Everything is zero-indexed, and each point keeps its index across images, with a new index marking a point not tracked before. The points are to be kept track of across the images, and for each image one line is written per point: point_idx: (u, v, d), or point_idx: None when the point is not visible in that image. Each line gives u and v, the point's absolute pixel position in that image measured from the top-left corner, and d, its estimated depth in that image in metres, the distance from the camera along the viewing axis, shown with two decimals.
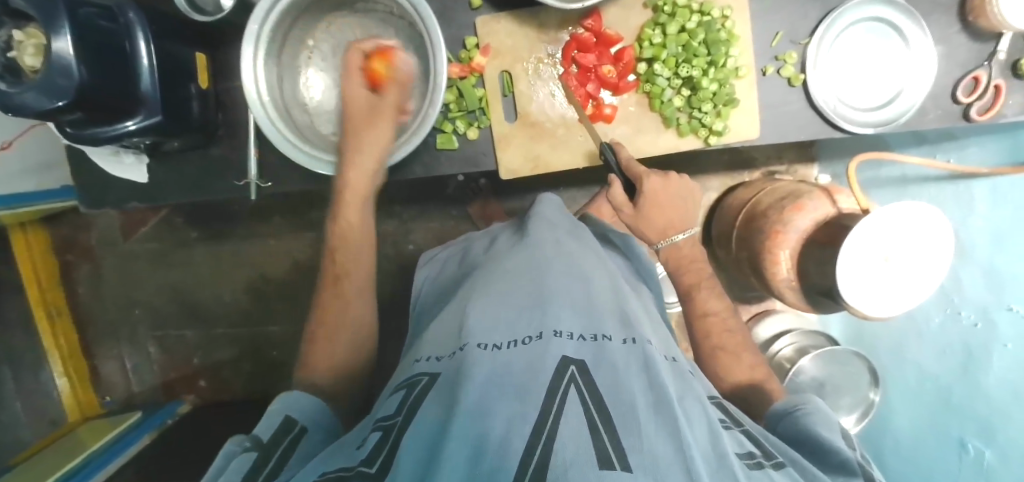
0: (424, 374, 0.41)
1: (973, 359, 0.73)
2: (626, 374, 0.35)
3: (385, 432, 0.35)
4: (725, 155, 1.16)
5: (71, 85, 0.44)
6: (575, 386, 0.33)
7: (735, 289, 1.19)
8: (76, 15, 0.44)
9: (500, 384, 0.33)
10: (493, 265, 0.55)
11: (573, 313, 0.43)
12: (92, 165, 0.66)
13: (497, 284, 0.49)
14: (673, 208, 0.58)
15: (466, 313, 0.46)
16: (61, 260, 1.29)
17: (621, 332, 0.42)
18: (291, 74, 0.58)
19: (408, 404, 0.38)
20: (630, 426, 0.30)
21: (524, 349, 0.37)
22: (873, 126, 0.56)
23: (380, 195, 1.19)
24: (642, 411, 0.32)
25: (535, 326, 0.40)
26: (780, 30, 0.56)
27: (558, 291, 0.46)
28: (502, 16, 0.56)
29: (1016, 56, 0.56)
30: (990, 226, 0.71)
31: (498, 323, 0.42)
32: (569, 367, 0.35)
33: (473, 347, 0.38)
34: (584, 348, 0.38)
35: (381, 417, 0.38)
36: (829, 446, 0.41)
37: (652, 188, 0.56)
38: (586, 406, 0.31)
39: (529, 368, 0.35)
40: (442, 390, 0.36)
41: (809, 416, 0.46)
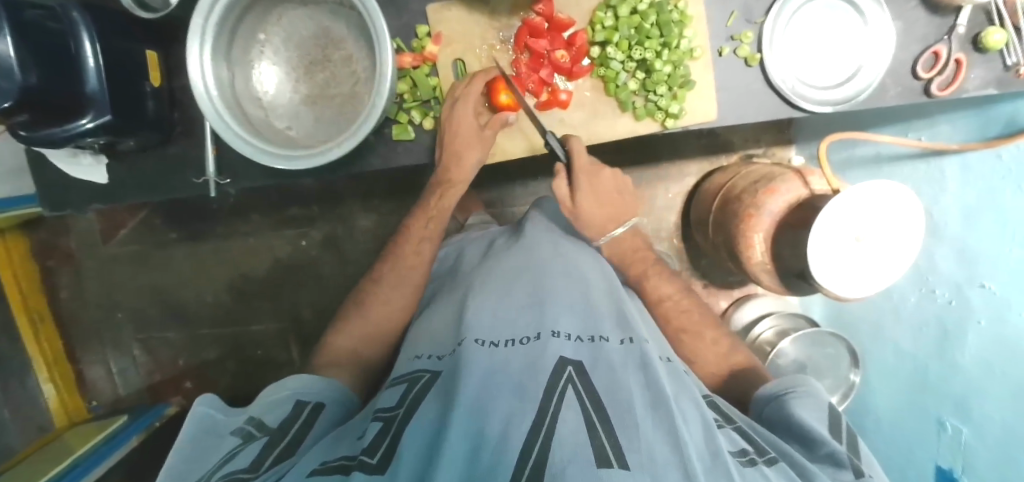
0: (426, 371, 0.45)
1: (949, 338, 0.73)
2: (624, 374, 0.39)
3: (386, 423, 0.39)
4: (702, 141, 1.16)
5: (13, 87, 0.44)
6: (573, 386, 0.37)
7: (717, 274, 1.19)
8: (21, 16, 0.44)
9: (500, 382, 0.37)
10: (491, 266, 0.58)
11: (569, 315, 0.47)
12: (50, 167, 0.65)
13: (497, 283, 0.53)
14: (610, 201, 0.62)
15: (466, 309, 0.51)
16: (42, 266, 1.28)
17: (619, 334, 0.46)
18: (243, 68, 0.57)
19: (409, 398, 0.41)
20: (629, 425, 0.33)
21: (523, 348, 0.42)
22: (832, 105, 0.55)
23: (358, 190, 1.19)
24: (639, 409, 0.35)
25: (534, 326, 0.45)
26: (735, 9, 0.55)
27: (558, 293, 0.50)
28: (452, 4, 0.56)
29: (976, 30, 0.55)
30: (961, 204, 0.70)
31: (500, 324, 0.46)
32: (567, 367, 0.39)
33: (472, 343, 0.43)
34: (580, 349, 0.42)
35: (381, 408, 0.41)
36: (817, 438, 0.41)
37: (591, 181, 0.59)
38: (585, 406, 0.35)
39: (529, 368, 0.39)
40: (444, 386, 0.40)
41: (799, 403, 0.45)
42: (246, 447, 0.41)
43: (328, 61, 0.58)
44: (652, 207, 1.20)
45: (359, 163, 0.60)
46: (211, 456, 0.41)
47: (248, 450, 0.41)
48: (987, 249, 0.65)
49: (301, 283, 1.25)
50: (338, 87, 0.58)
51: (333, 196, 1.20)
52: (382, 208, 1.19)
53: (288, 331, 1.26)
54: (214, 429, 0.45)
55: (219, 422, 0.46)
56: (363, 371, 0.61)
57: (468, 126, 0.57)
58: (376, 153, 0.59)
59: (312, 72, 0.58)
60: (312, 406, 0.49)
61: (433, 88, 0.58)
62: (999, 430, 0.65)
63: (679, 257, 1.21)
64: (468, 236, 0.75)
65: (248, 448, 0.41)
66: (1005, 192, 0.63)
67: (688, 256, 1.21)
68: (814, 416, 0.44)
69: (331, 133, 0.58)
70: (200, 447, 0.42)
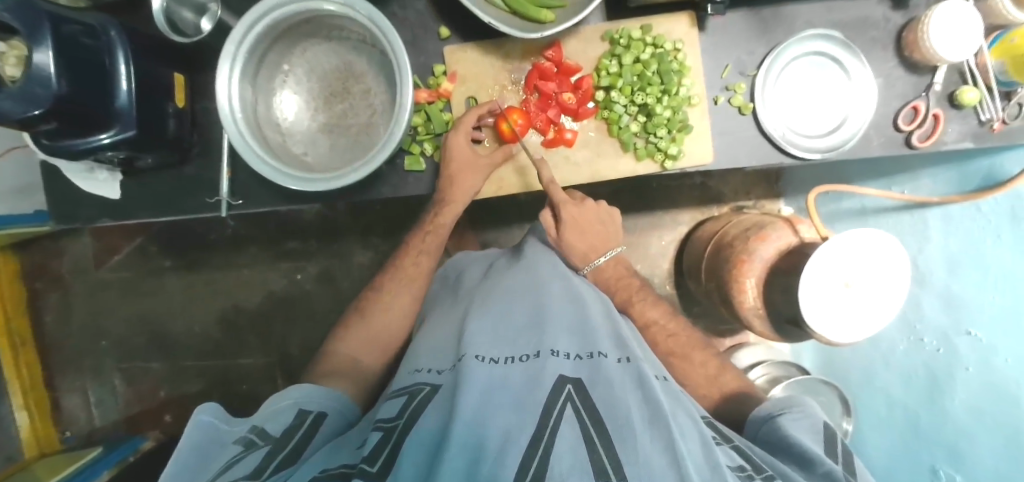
0: (425, 384, 0.45)
1: (938, 383, 0.73)
2: (622, 389, 0.39)
3: (387, 433, 0.39)
4: (693, 191, 1.20)
5: (48, 94, 0.45)
6: (572, 404, 0.37)
7: (708, 321, 1.20)
8: (60, 31, 0.46)
9: (500, 396, 0.38)
10: (493, 285, 0.59)
11: (567, 336, 0.48)
12: (64, 188, 0.66)
13: (498, 301, 0.54)
14: (594, 233, 0.66)
15: (466, 326, 0.51)
16: (30, 288, 1.27)
17: (616, 352, 0.46)
18: (266, 95, 0.60)
19: (409, 409, 0.41)
20: (627, 441, 0.33)
21: (522, 366, 0.43)
22: (820, 152, 0.58)
23: (357, 225, 1.21)
24: (638, 424, 0.36)
25: (534, 346, 0.46)
26: (729, 62, 0.59)
27: (557, 314, 0.51)
28: (468, 46, 0.60)
29: (951, 88, 0.60)
30: (945, 253, 0.73)
31: (500, 342, 0.47)
32: (566, 385, 0.40)
33: (472, 358, 0.43)
34: (578, 367, 0.43)
35: (381, 419, 0.41)
36: (813, 457, 0.41)
37: (575, 215, 0.64)
38: (583, 423, 0.35)
39: (528, 385, 0.39)
40: (444, 399, 0.40)
41: (791, 423, 0.46)
42: (248, 454, 0.40)
43: (347, 93, 0.61)
44: (646, 252, 1.22)
45: (372, 190, 0.62)
46: (212, 466, 0.40)
47: (252, 458, 0.40)
48: (971, 296, 0.67)
49: (294, 315, 1.24)
50: (355, 117, 0.61)
51: (332, 230, 1.22)
52: (380, 244, 1.21)
53: (276, 364, 1.23)
54: (218, 439, 0.43)
55: (221, 431, 0.44)
56: (363, 395, 0.61)
57: (463, 152, 0.59)
58: (388, 181, 0.62)
59: (331, 103, 0.61)
60: (314, 415, 0.49)
61: (445, 123, 0.61)
62: (988, 476, 0.64)
63: (672, 303, 1.22)
64: (468, 254, 0.76)
65: (252, 455, 0.40)
66: (986, 241, 0.66)
67: (682, 303, 1.22)
68: (808, 437, 0.44)
69: (346, 159, 0.60)
70: (202, 459, 0.41)
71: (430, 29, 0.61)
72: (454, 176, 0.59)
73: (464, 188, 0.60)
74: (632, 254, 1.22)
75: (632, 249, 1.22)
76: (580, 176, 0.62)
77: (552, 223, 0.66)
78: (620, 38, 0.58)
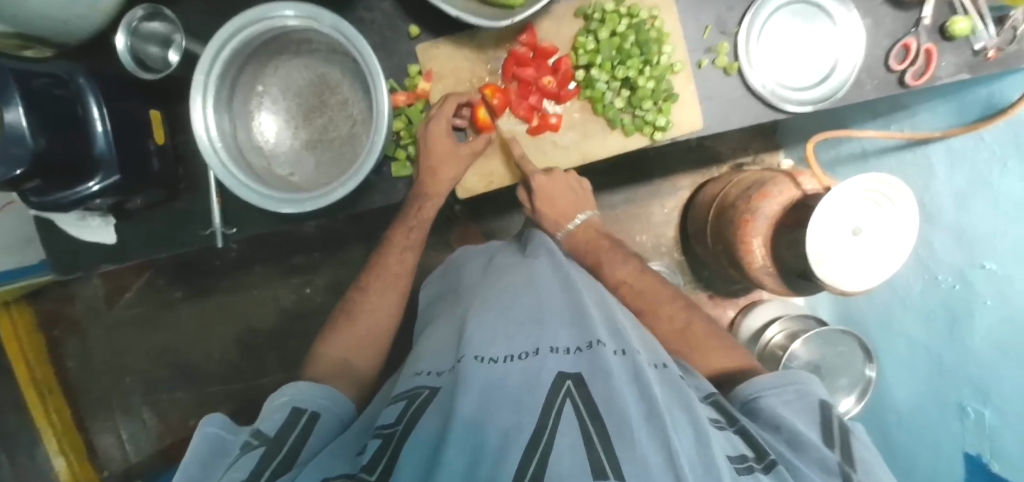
0: (424, 387, 0.45)
1: (957, 322, 0.72)
2: (619, 381, 0.40)
3: (385, 441, 0.39)
4: (690, 154, 1.18)
5: (25, 152, 0.45)
6: (571, 400, 0.38)
7: (721, 283, 1.20)
8: (28, 85, 0.45)
9: (498, 397, 0.38)
10: (491, 282, 0.60)
11: (566, 329, 0.49)
12: (58, 234, 0.66)
13: (494, 299, 0.54)
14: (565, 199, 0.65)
15: (464, 327, 0.52)
16: (48, 335, 1.28)
17: (613, 343, 0.46)
18: (245, 120, 0.59)
19: (408, 414, 0.41)
20: (627, 437, 0.34)
21: (522, 363, 0.43)
22: (812, 103, 0.57)
23: (358, 231, 1.21)
24: (636, 420, 0.35)
25: (532, 342, 0.46)
26: (709, 23, 0.58)
27: (553, 309, 0.52)
28: (441, 42, 0.59)
29: (941, 20, 0.57)
30: (953, 188, 0.72)
31: (497, 338, 0.47)
32: (565, 382, 0.40)
33: (470, 359, 0.44)
34: (577, 361, 0.43)
35: (381, 425, 0.41)
36: (807, 441, 0.41)
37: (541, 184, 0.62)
38: (581, 419, 0.36)
39: (526, 384, 0.40)
40: (443, 402, 0.41)
41: (784, 405, 0.46)
42: (242, 457, 0.40)
43: (324, 107, 0.60)
44: (649, 222, 1.21)
45: (363, 202, 0.62)
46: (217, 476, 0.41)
47: (246, 459, 0.40)
48: (982, 231, 0.66)
49: (308, 330, 1.25)
50: (336, 130, 0.60)
51: (335, 240, 1.22)
52: None
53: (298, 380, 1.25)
54: (221, 448, 0.44)
55: (228, 442, 0.44)
56: None
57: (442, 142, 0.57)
58: (379, 191, 0.62)
59: (310, 117, 0.60)
60: (308, 414, 0.48)
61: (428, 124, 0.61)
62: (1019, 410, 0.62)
63: (681, 270, 1.22)
64: (469, 250, 0.76)
65: (247, 456, 0.40)
66: (991, 170, 0.65)
67: (690, 268, 1.22)
68: (801, 419, 0.44)
69: (332, 174, 0.59)
70: (206, 465, 0.42)
71: (399, 30, 0.59)
72: (429, 166, 0.57)
73: (439, 177, 0.58)
74: (635, 226, 1.21)
75: (634, 221, 1.21)
76: (562, 157, 0.61)
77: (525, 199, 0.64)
78: (593, 13, 0.57)
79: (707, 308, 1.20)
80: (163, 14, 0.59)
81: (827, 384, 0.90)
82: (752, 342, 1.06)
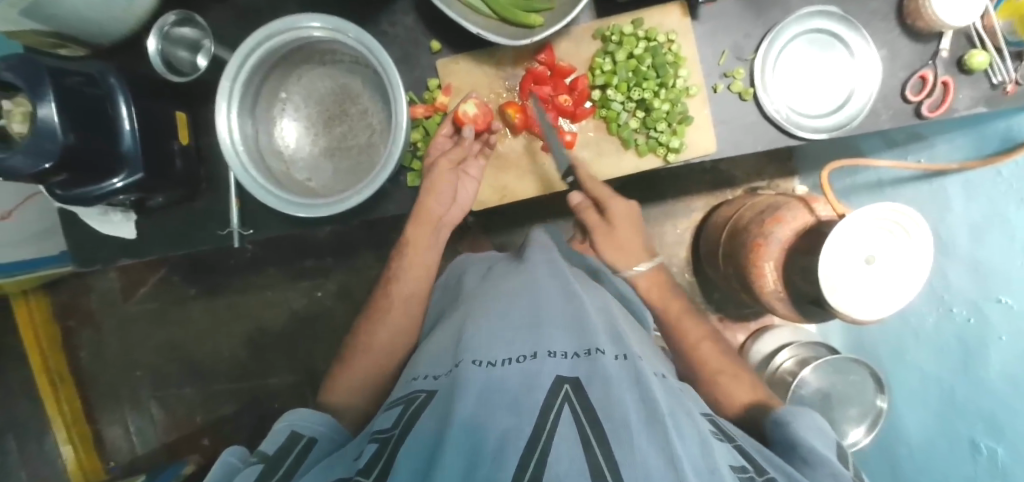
0: (422, 391, 0.46)
1: (971, 355, 0.71)
2: (618, 389, 0.40)
3: (382, 445, 0.40)
4: (703, 177, 1.18)
5: (56, 146, 0.47)
6: (570, 404, 0.38)
7: (731, 307, 1.19)
8: (62, 82, 0.47)
9: (496, 398, 0.39)
10: (492, 285, 0.61)
11: (564, 335, 0.49)
12: (80, 228, 0.68)
13: (496, 303, 0.55)
14: (634, 232, 0.64)
15: (465, 329, 0.52)
16: (63, 326, 1.31)
17: (614, 350, 0.48)
18: (267, 125, 0.60)
19: (405, 419, 0.42)
20: (624, 439, 0.35)
21: (520, 367, 0.43)
22: (827, 131, 0.57)
23: (372, 238, 1.22)
24: (634, 425, 0.36)
25: (531, 347, 0.46)
26: (726, 48, 0.58)
27: (554, 315, 0.52)
28: (460, 57, 0.60)
29: (960, 53, 0.57)
30: (969, 220, 0.71)
31: (496, 342, 0.47)
32: (564, 386, 0.40)
33: (468, 365, 0.44)
34: (575, 366, 0.43)
35: (378, 430, 0.43)
36: (819, 458, 0.42)
37: (612, 204, 0.62)
38: (580, 424, 0.36)
39: (523, 385, 0.40)
40: (440, 403, 0.41)
41: (801, 422, 0.46)
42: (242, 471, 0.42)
43: (344, 116, 0.62)
44: (661, 243, 1.20)
45: (377, 209, 0.63)
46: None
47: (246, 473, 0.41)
48: (999, 265, 0.65)
49: (317, 332, 1.26)
50: (355, 139, 0.61)
51: (348, 246, 1.23)
52: None
53: (304, 383, 1.25)
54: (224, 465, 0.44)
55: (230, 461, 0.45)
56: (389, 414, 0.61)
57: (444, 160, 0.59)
58: (393, 200, 0.63)
59: (330, 126, 0.62)
60: (306, 439, 0.48)
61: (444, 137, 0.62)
62: None
63: (691, 292, 1.21)
64: (471, 257, 0.76)
65: (248, 470, 0.42)
66: (1009, 205, 0.64)
67: (700, 291, 1.21)
68: (816, 439, 0.45)
69: (350, 182, 0.61)
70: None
71: (421, 44, 0.61)
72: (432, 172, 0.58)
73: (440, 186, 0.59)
74: None
75: None
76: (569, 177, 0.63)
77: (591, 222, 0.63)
78: (611, 34, 0.58)
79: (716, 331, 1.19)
80: (195, 20, 0.61)
81: (836, 414, 0.89)
82: (762, 367, 1.05)
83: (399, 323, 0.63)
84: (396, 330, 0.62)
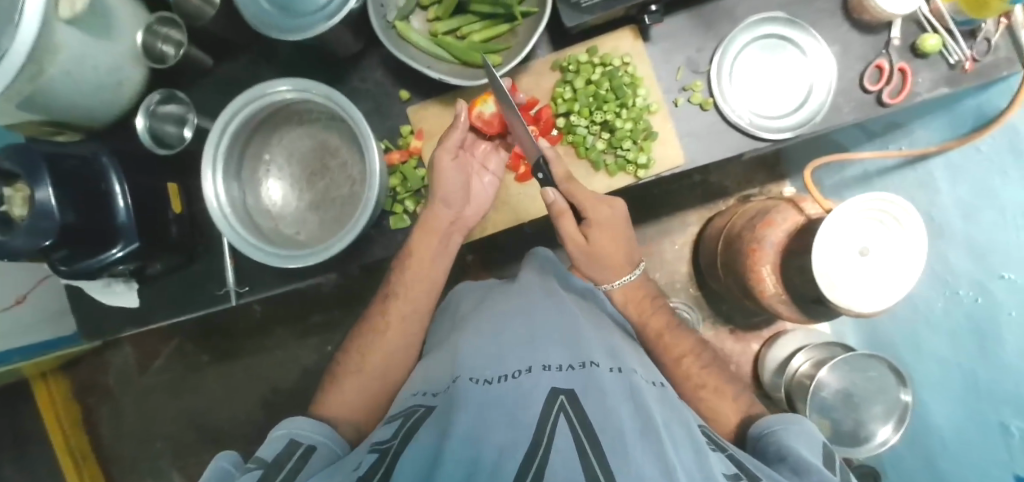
0: (419, 406, 0.46)
1: (984, 335, 0.68)
2: (613, 400, 0.40)
3: (382, 455, 0.40)
4: (695, 190, 1.18)
5: (53, 225, 0.50)
6: (564, 414, 0.37)
7: (742, 317, 1.16)
8: (55, 166, 0.51)
9: (492, 414, 0.38)
10: (487, 310, 0.62)
11: (558, 350, 0.49)
12: (88, 306, 0.71)
13: (490, 326, 0.56)
14: (618, 242, 0.60)
15: (459, 351, 0.53)
16: (83, 404, 1.33)
17: (609, 363, 0.48)
18: (253, 186, 0.63)
19: (404, 430, 0.42)
20: (620, 449, 0.33)
21: (513, 382, 0.42)
22: (791, 129, 0.58)
23: (374, 287, 1.24)
24: (630, 434, 0.35)
25: (525, 363, 0.46)
26: (681, 64, 0.60)
27: (546, 332, 0.52)
28: (429, 103, 0.64)
29: (911, 39, 0.59)
30: (958, 201, 0.70)
31: (491, 362, 0.47)
32: (558, 397, 0.39)
33: (466, 380, 0.44)
34: (570, 378, 0.43)
35: (377, 442, 0.42)
36: (808, 465, 0.41)
37: (592, 212, 0.57)
38: (575, 432, 0.35)
39: (518, 398, 0.40)
40: (438, 417, 0.41)
41: (790, 437, 0.46)
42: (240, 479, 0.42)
43: (325, 169, 0.65)
44: (661, 260, 1.19)
45: (363, 253, 0.66)
46: None
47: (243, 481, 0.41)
48: (995, 242, 0.64)
49: None
50: (337, 191, 0.64)
51: (352, 296, 1.25)
52: None
53: None
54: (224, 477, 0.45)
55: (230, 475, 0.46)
56: None
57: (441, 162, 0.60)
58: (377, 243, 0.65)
59: (313, 181, 0.65)
60: (304, 448, 0.48)
61: (421, 179, 0.64)
62: None
63: (698, 306, 1.19)
64: (468, 285, 0.78)
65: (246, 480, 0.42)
66: (993, 180, 0.64)
67: (708, 304, 1.18)
68: (807, 451, 0.44)
69: (335, 231, 0.63)
70: None
71: (391, 95, 0.65)
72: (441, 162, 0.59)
73: (448, 178, 0.60)
74: (647, 265, 1.19)
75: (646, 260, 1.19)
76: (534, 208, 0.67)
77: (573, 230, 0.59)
78: (568, 65, 0.60)
79: (729, 343, 1.16)
80: (178, 96, 0.66)
81: (862, 412, 0.84)
82: (779, 375, 1.03)
83: (397, 365, 0.63)
84: (393, 372, 0.63)
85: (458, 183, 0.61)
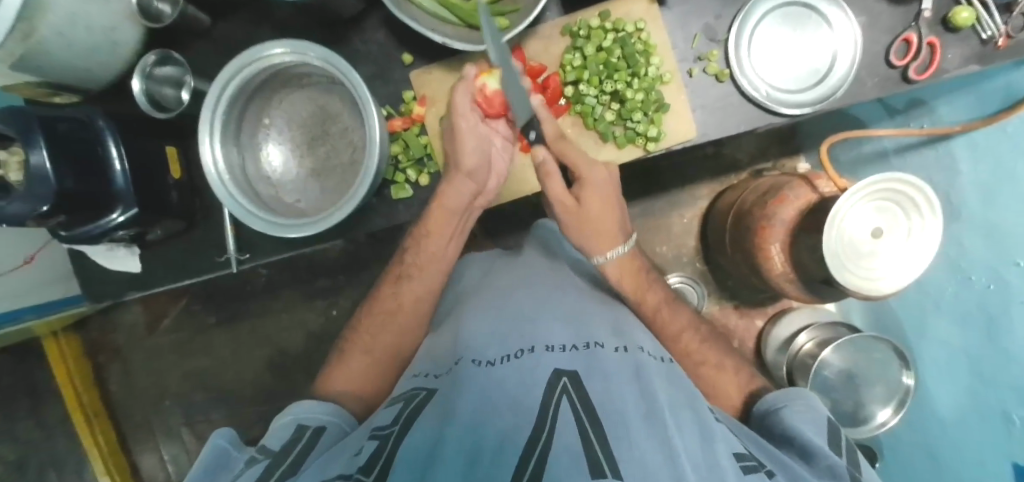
0: (421, 388, 0.45)
1: (995, 323, 0.67)
2: (615, 383, 0.39)
3: (382, 442, 0.37)
4: (706, 163, 1.15)
5: (49, 190, 0.49)
6: (567, 398, 0.36)
7: (747, 293, 1.15)
8: (48, 129, 0.50)
9: (494, 397, 0.37)
10: (491, 285, 0.63)
11: (562, 329, 0.48)
12: (91, 267, 0.71)
13: (495, 303, 0.56)
14: (609, 206, 0.58)
15: (464, 329, 0.52)
16: (94, 362, 1.36)
17: (614, 342, 0.47)
18: (253, 152, 0.62)
19: (405, 415, 0.40)
20: (623, 436, 0.32)
21: (516, 363, 0.42)
22: (810, 106, 0.56)
23: (379, 253, 1.23)
24: (632, 420, 0.35)
25: (529, 341, 0.46)
26: (697, 32, 0.57)
27: (550, 311, 0.52)
28: (433, 68, 0.62)
29: (944, 11, 0.55)
30: (980, 184, 0.68)
31: (495, 339, 0.47)
32: (562, 380, 0.39)
33: (467, 362, 0.44)
34: (573, 359, 0.42)
35: (377, 427, 0.40)
36: (815, 450, 0.40)
37: (586, 173, 0.56)
38: (578, 416, 0.34)
39: (521, 384, 0.39)
40: (441, 399, 0.40)
41: (793, 415, 0.46)
42: (249, 469, 0.40)
43: (326, 135, 0.63)
44: (669, 233, 1.17)
45: (364, 222, 0.65)
46: None
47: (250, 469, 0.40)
48: (1014, 228, 0.62)
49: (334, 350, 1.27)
50: (339, 158, 0.63)
51: (357, 262, 1.25)
52: None
53: None
54: (223, 461, 0.43)
55: (228, 455, 0.44)
56: None
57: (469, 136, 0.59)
58: (379, 212, 0.64)
59: (314, 147, 0.63)
60: (313, 429, 0.47)
61: (424, 146, 0.63)
62: None
63: (703, 281, 1.18)
64: (473, 257, 0.77)
65: (251, 469, 0.40)
66: (1018, 162, 0.61)
67: (714, 279, 1.17)
68: (810, 427, 0.44)
69: (337, 200, 0.62)
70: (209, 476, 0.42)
71: (394, 59, 0.63)
72: (463, 130, 0.58)
73: (469, 147, 0.59)
74: (655, 238, 1.18)
75: (652, 234, 1.17)
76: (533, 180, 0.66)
77: (564, 194, 0.58)
78: (579, 29, 0.58)
79: (731, 319, 1.15)
80: (173, 58, 0.63)
81: (863, 392, 0.85)
82: (782, 352, 1.02)
83: (397, 335, 0.63)
84: (395, 340, 0.63)
85: (480, 151, 0.60)
